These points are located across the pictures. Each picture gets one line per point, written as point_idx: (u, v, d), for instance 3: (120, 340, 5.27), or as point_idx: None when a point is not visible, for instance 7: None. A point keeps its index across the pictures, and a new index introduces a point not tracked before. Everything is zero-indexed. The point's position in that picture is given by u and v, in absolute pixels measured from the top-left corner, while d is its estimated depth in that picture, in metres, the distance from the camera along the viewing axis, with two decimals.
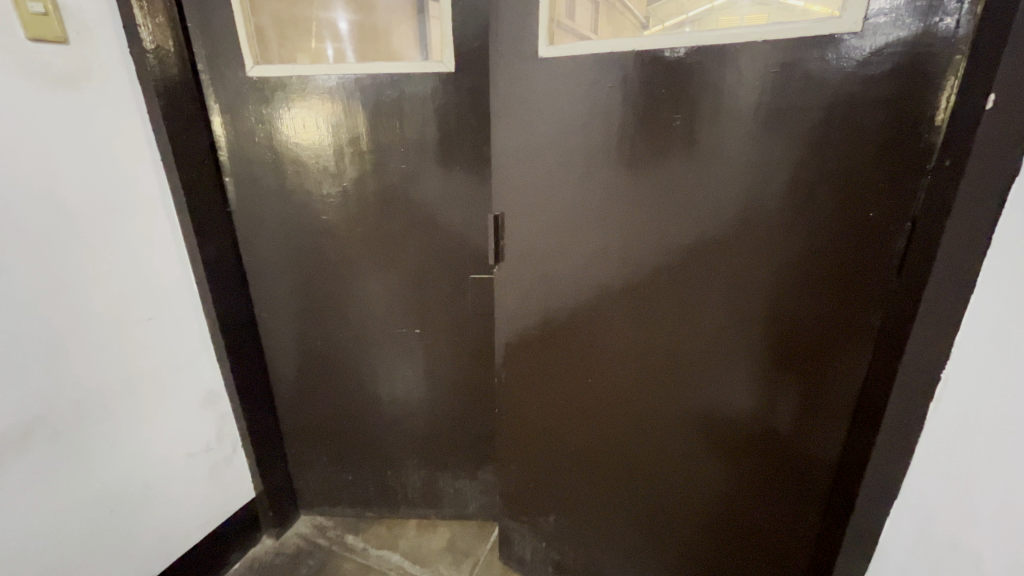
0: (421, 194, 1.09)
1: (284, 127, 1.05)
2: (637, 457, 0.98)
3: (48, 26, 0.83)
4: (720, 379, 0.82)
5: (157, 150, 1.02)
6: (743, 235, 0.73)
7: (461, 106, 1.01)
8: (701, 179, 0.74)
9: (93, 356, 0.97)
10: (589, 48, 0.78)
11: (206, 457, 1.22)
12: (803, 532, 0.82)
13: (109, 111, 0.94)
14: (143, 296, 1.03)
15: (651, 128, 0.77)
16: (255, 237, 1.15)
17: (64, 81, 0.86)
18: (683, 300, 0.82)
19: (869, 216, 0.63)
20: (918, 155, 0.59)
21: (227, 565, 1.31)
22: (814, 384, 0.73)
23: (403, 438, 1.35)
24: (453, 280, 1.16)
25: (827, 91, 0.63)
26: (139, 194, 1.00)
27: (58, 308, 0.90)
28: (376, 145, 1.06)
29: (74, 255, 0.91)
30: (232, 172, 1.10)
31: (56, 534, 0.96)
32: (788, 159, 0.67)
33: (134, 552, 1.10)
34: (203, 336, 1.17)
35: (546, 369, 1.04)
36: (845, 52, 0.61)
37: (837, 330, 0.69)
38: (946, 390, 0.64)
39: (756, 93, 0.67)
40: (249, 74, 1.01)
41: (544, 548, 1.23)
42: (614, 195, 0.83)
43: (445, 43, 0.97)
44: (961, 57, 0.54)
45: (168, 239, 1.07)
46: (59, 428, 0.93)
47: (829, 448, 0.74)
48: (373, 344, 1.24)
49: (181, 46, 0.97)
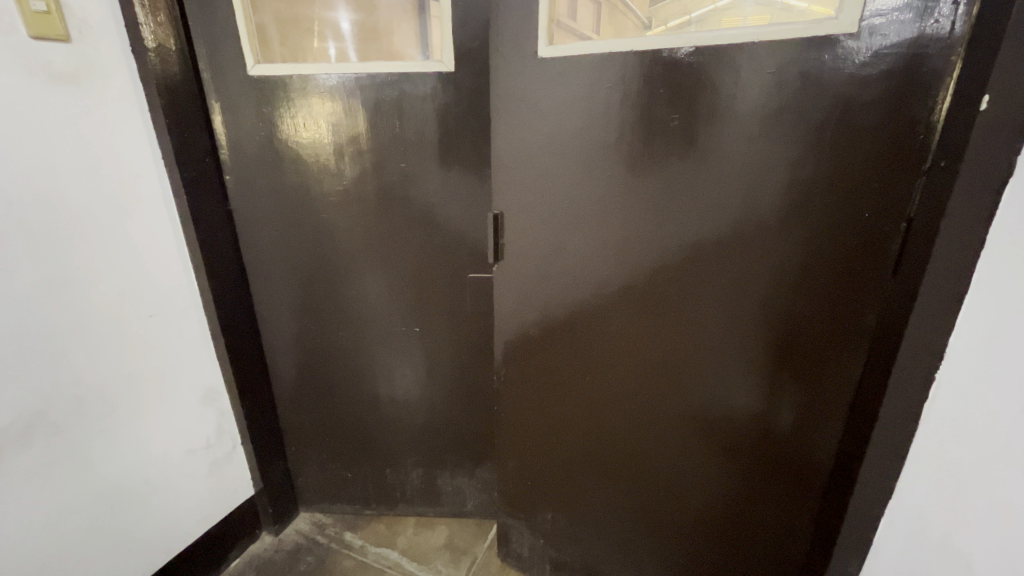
0: (421, 192, 1.09)
1: (285, 126, 1.06)
2: (637, 457, 0.98)
3: (51, 25, 0.83)
4: (719, 378, 0.82)
5: (157, 146, 1.02)
6: (742, 235, 0.73)
7: (460, 106, 1.02)
8: (699, 178, 0.74)
9: (92, 353, 0.97)
10: (588, 48, 0.79)
11: (207, 453, 1.23)
12: (802, 532, 0.82)
13: (110, 108, 0.94)
14: (144, 292, 1.04)
15: (650, 129, 0.77)
16: (255, 235, 1.16)
17: (66, 78, 0.87)
18: (683, 299, 0.82)
19: (866, 218, 0.64)
20: (913, 156, 0.59)
21: (226, 561, 1.32)
22: (812, 384, 0.73)
23: (402, 436, 1.36)
24: (453, 278, 1.16)
25: (825, 91, 0.63)
26: (139, 192, 1.01)
27: (59, 303, 0.91)
28: (376, 144, 1.06)
29: (75, 251, 0.92)
30: (233, 170, 1.10)
31: (56, 528, 0.96)
32: (786, 159, 0.67)
33: (135, 546, 1.10)
34: (203, 334, 1.18)
35: (546, 368, 1.04)
36: (842, 52, 0.61)
37: (834, 330, 0.69)
38: (940, 390, 0.64)
39: (755, 94, 0.67)
40: (250, 73, 1.02)
41: (542, 545, 1.24)
42: (613, 195, 0.83)
43: (445, 43, 0.98)
44: (957, 58, 0.55)
45: (169, 235, 1.07)
46: (60, 423, 0.94)
47: (826, 446, 0.75)
48: (373, 342, 1.25)
49: (183, 45, 0.98)
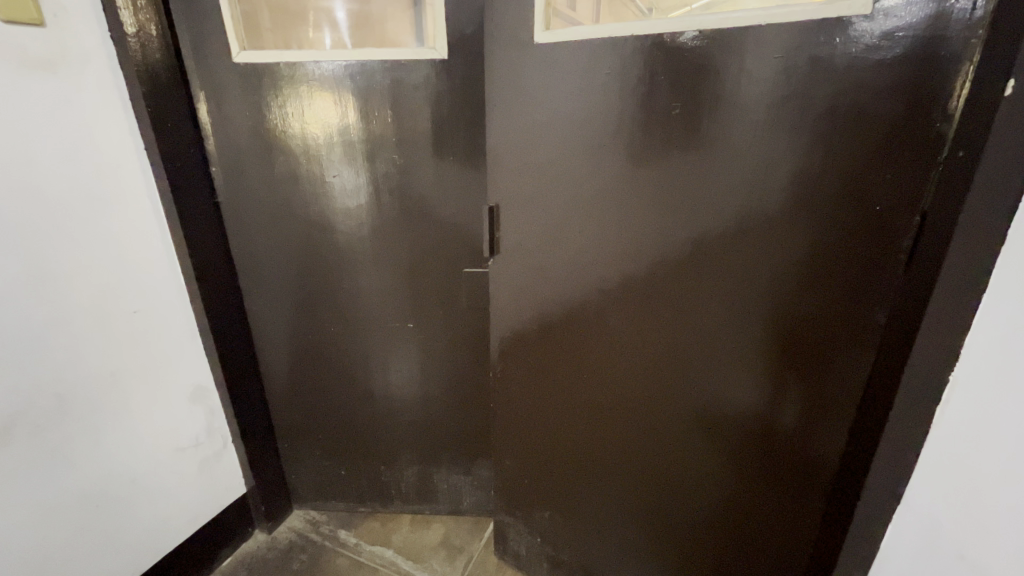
0: (414, 185, 1.06)
1: (272, 116, 1.02)
2: (638, 456, 0.95)
3: (24, 8, 0.80)
4: (722, 376, 0.79)
5: (140, 136, 0.99)
6: (746, 231, 0.70)
7: (454, 95, 0.99)
8: (702, 171, 0.71)
9: (74, 351, 0.95)
10: (586, 33, 0.75)
11: (195, 451, 1.21)
12: (801, 536, 0.80)
13: (89, 96, 0.91)
14: (127, 287, 1.01)
15: (650, 118, 0.74)
16: (245, 228, 1.13)
17: (42, 66, 0.84)
18: (685, 298, 0.79)
19: (878, 208, 0.60)
20: (928, 144, 0.56)
21: (216, 561, 1.29)
22: (817, 385, 0.70)
23: (397, 432, 1.34)
24: (447, 273, 1.14)
25: (835, 76, 0.59)
26: (121, 185, 0.97)
27: (39, 299, 0.88)
28: (367, 134, 1.03)
29: (53, 246, 0.89)
30: (219, 160, 1.07)
31: (41, 528, 0.94)
32: (793, 151, 0.64)
33: (122, 547, 1.08)
34: (191, 331, 1.15)
35: (545, 368, 1.02)
36: (854, 35, 0.57)
37: (841, 329, 0.66)
38: (954, 392, 0.60)
39: (762, 80, 0.64)
40: (235, 60, 0.98)
41: (538, 543, 1.22)
42: (613, 189, 0.80)
43: (438, 31, 0.94)
44: (978, 41, 0.51)
45: (152, 228, 1.04)
46: (42, 422, 0.91)
47: (831, 449, 0.72)
48: (366, 339, 1.22)
49: (165, 31, 0.94)
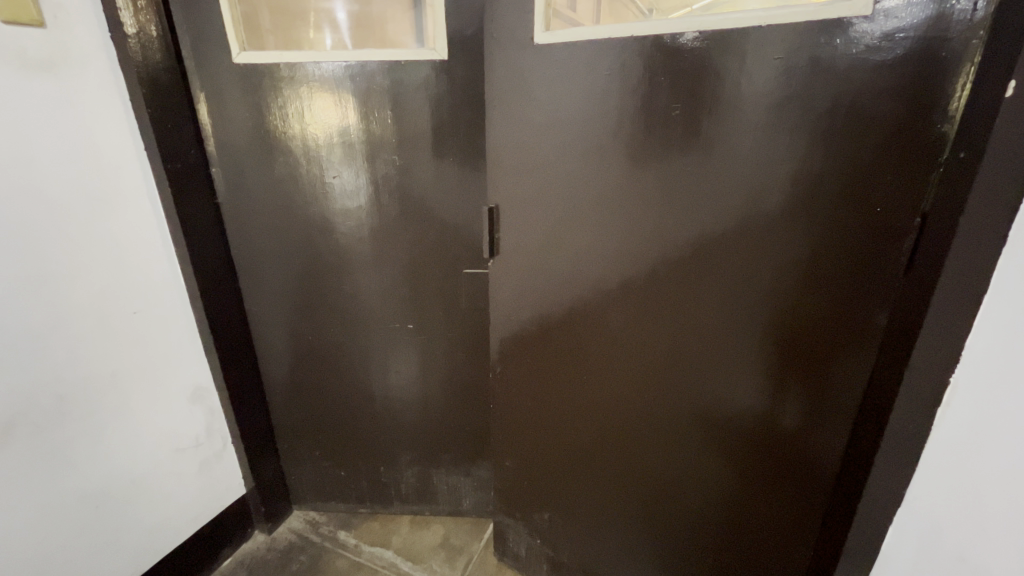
0: (414, 185, 1.06)
1: (273, 116, 1.02)
2: (638, 457, 0.95)
3: (24, 9, 0.80)
4: (722, 378, 0.79)
5: (140, 137, 0.99)
6: (746, 232, 0.70)
7: (454, 96, 0.99)
8: (702, 171, 0.71)
9: (75, 351, 0.95)
10: (586, 34, 0.75)
11: (195, 452, 1.20)
12: (801, 537, 0.80)
13: (89, 97, 0.91)
14: (127, 288, 1.01)
15: (650, 119, 0.74)
16: (245, 228, 1.13)
17: (43, 67, 0.84)
18: (685, 299, 0.79)
19: (877, 210, 0.60)
20: (929, 146, 0.55)
21: (216, 561, 1.30)
22: (817, 386, 0.70)
23: (396, 433, 1.34)
24: (447, 274, 1.13)
25: (836, 77, 0.59)
26: (121, 186, 0.97)
27: (39, 300, 0.88)
28: (367, 134, 1.03)
29: (53, 246, 0.89)
30: (219, 161, 1.07)
31: (41, 528, 0.94)
32: (793, 152, 0.64)
33: (122, 548, 1.08)
34: (190, 331, 1.15)
35: (545, 369, 1.01)
36: (854, 36, 0.57)
37: (841, 331, 0.66)
38: (955, 394, 0.60)
39: (762, 81, 0.64)
40: (236, 61, 0.98)
41: (538, 544, 1.22)
42: (612, 190, 0.80)
43: (438, 32, 0.94)
44: (979, 42, 0.51)
45: (152, 228, 1.04)
46: (42, 422, 0.91)
47: (832, 451, 0.72)
48: (366, 339, 1.22)
49: (165, 31, 0.94)
